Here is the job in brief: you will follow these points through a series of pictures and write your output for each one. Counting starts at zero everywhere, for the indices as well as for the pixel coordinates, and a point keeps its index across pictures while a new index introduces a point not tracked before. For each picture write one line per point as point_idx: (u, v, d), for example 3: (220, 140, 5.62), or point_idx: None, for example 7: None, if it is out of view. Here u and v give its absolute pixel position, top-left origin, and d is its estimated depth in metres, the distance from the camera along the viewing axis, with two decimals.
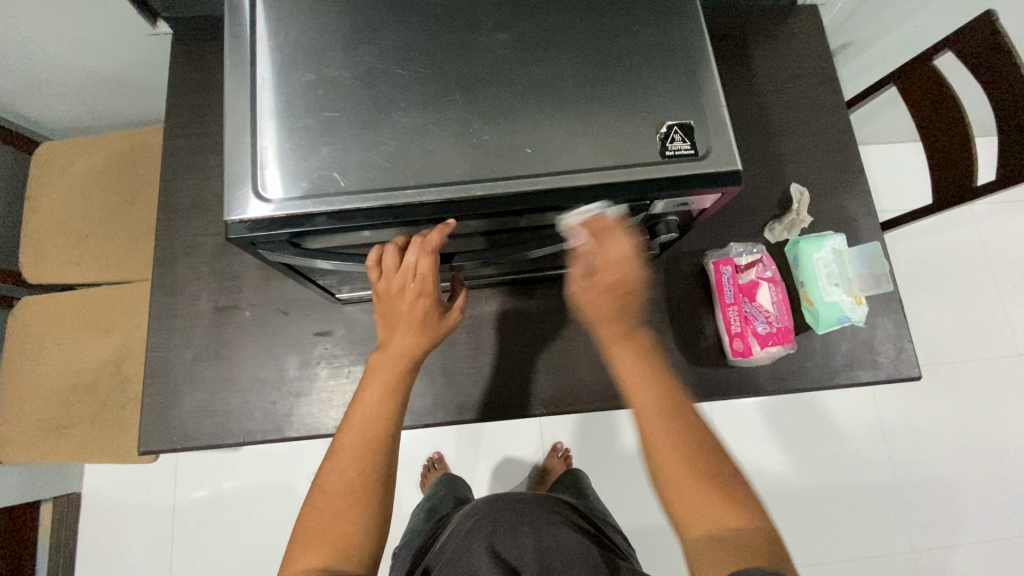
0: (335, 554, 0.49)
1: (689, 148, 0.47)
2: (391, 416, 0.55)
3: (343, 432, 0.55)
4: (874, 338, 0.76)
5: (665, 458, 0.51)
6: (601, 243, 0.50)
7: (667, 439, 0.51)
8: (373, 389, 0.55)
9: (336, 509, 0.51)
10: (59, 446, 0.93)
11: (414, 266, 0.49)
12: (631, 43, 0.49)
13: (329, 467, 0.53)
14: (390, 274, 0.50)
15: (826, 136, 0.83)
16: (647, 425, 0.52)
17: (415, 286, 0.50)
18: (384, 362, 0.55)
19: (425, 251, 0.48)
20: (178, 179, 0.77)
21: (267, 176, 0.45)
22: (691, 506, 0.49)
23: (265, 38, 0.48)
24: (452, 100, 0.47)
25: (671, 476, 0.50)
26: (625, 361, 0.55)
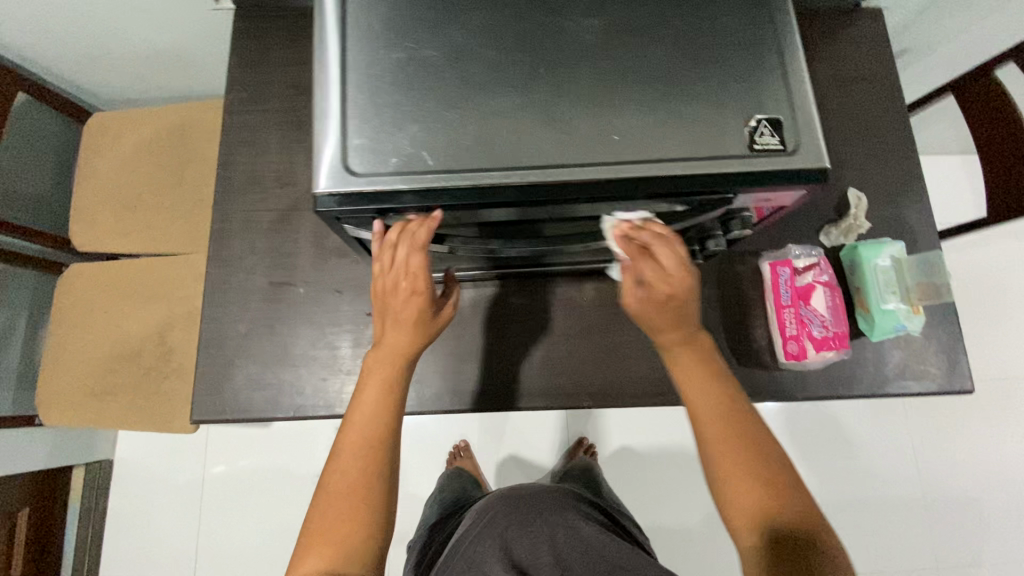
0: (336, 556, 0.50)
1: (778, 143, 0.46)
2: (389, 414, 0.56)
3: (345, 431, 0.55)
4: (929, 349, 0.75)
5: (724, 457, 0.50)
6: (655, 255, 0.49)
7: (725, 438, 0.51)
8: (372, 387, 0.56)
9: (337, 510, 0.51)
10: (100, 412, 0.95)
11: (405, 263, 0.50)
12: (720, 35, 0.49)
13: (332, 467, 0.53)
14: (386, 272, 0.52)
15: (887, 141, 0.82)
16: (706, 423, 0.52)
17: (408, 283, 0.51)
18: (380, 361, 0.56)
19: (414, 248, 0.49)
20: (236, 153, 0.78)
21: (355, 150, 0.45)
22: (745, 504, 0.49)
23: (353, 12, 0.48)
24: (540, 83, 0.46)
25: (728, 474, 0.50)
26: (682, 364, 0.54)
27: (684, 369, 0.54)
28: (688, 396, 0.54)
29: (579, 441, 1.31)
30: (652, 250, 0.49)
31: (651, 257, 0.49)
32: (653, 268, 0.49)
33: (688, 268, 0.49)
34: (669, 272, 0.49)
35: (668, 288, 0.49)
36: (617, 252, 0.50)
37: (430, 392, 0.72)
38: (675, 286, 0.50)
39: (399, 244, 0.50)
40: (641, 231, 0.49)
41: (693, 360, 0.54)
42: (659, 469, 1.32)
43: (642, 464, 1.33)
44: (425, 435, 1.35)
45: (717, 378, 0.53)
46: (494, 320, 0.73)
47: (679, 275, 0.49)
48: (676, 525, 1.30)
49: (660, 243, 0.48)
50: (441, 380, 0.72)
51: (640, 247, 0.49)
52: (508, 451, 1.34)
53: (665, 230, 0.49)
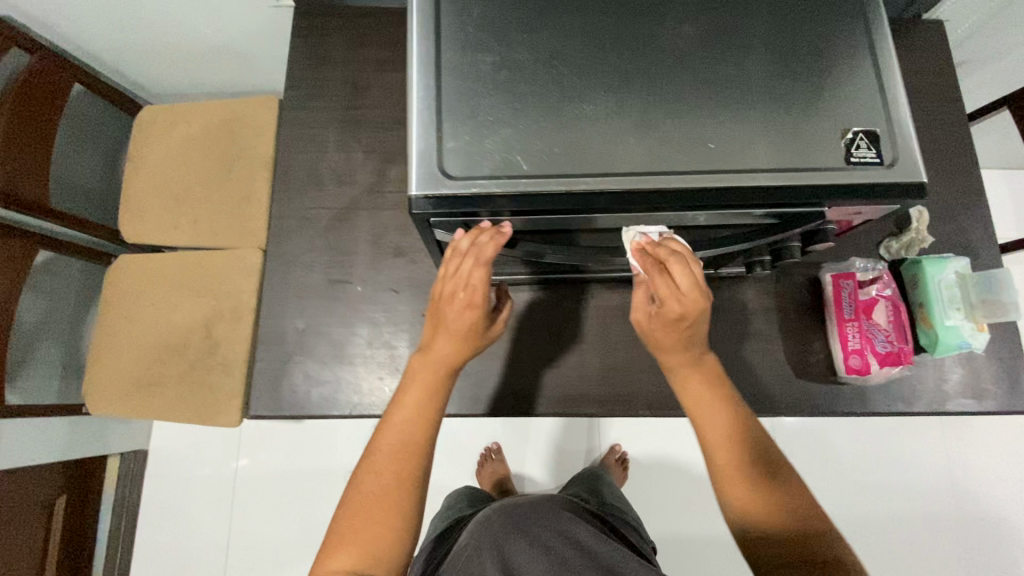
0: (365, 558, 0.49)
1: (875, 156, 0.46)
2: (430, 420, 0.54)
3: (382, 432, 0.53)
4: (991, 368, 0.74)
5: (733, 473, 0.48)
6: (669, 271, 0.45)
7: (733, 454, 0.48)
8: (414, 393, 0.54)
9: (369, 513, 0.50)
10: (146, 402, 0.96)
11: (467, 276, 0.48)
12: (816, 45, 0.48)
13: (364, 467, 0.52)
14: (445, 278, 0.49)
15: (951, 155, 0.80)
16: (715, 442, 0.49)
17: (466, 296, 0.49)
18: (424, 367, 0.54)
19: (479, 263, 0.46)
20: (295, 151, 0.78)
21: (448, 152, 0.45)
22: (757, 523, 0.46)
23: (446, 14, 0.48)
24: (635, 90, 0.46)
25: (739, 497, 0.47)
26: (692, 383, 0.51)
27: (692, 390, 0.51)
28: (693, 418, 0.51)
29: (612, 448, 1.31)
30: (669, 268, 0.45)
31: (665, 275, 0.45)
32: (667, 287, 0.45)
33: (703, 286, 0.45)
34: (683, 292, 0.45)
35: (679, 307, 0.45)
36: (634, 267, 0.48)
37: (487, 394, 0.72)
38: (688, 307, 0.45)
39: (466, 255, 0.47)
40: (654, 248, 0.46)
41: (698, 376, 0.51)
42: (689, 478, 1.32)
43: (672, 473, 1.32)
44: (454, 435, 1.35)
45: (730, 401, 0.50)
46: (550, 325, 0.73)
47: (693, 297, 0.44)
48: (705, 535, 1.29)
49: (679, 262, 0.45)
50: (498, 383, 0.72)
51: (654, 262, 0.46)
52: (537, 454, 1.33)
53: (680, 250, 0.45)
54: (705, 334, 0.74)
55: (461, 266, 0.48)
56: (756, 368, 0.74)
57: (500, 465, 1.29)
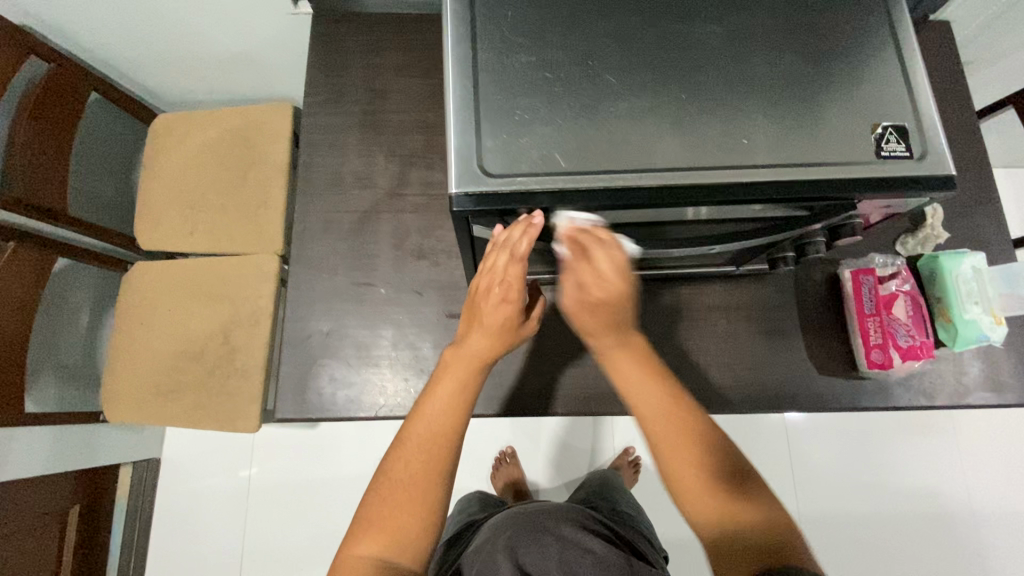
0: (391, 545, 0.50)
1: (905, 150, 0.47)
2: (463, 413, 0.54)
3: (413, 422, 0.54)
4: (1009, 361, 0.75)
5: (678, 464, 0.50)
6: (590, 259, 0.47)
7: (678, 445, 0.50)
8: (448, 384, 0.54)
9: (396, 501, 0.51)
10: (162, 410, 0.95)
11: (504, 271, 0.50)
12: (843, 42, 0.49)
13: (395, 455, 0.53)
14: (483, 272, 0.52)
15: (963, 153, 0.82)
16: (650, 419, 0.51)
17: (501, 290, 0.51)
18: (457, 360, 0.55)
19: (515, 260, 0.48)
20: (317, 156, 0.79)
21: (487, 151, 0.45)
22: (700, 505, 0.49)
23: (480, 16, 0.49)
24: (669, 87, 0.47)
25: (680, 476, 0.50)
26: (623, 371, 0.53)
27: (622, 368, 0.53)
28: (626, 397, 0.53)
29: (627, 450, 1.31)
30: (592, 253, 0.47)
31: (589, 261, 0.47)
32: (590, 274, 0.47)
33: (625, 269, 0.47)
34: (606, 277, 0.47)
35: (603, 292, 0.48)
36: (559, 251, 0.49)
37: (513, 393, 0.72)
38: (611, 292, 0.48)
39: (500, 251, 0.49)
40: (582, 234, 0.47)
41: (633, 369, 0.53)
42: None
43: None
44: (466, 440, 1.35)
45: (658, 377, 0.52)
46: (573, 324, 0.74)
47: (614, 282, 0.47)
48: None
49: (600, 248, 0.47)
50: (523, 382, 0.72)
51: (578, 249, 0.47)
52: (549, 457, 1.33)
53: (602, 237, 0.47)
54: (727, 331, 0.75)
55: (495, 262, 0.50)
56: (779, 364, 0.74)
57: (514, 469, 1.28)
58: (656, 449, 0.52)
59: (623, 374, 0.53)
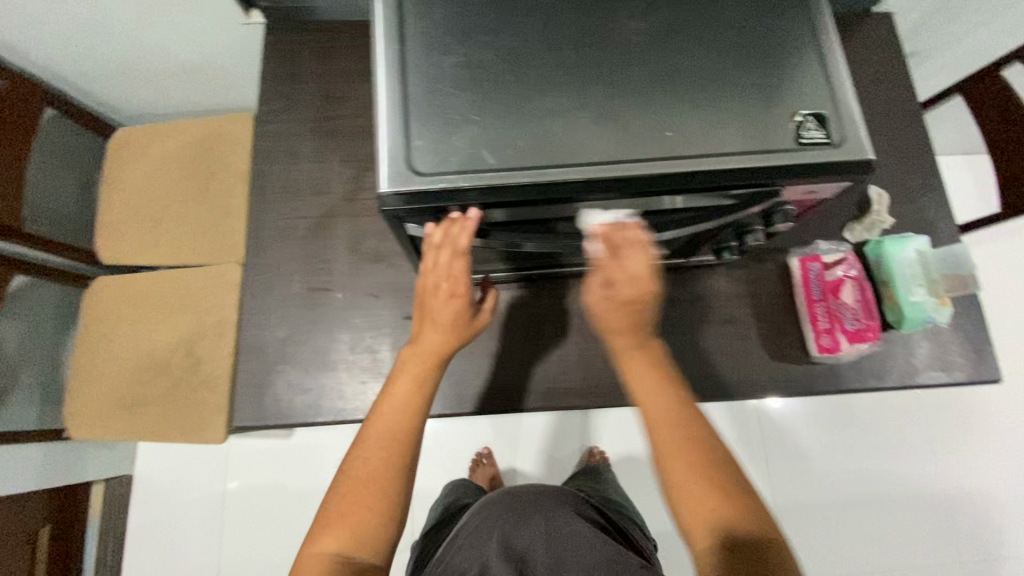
0: (351, 541, 0.49)
1: (824, 136, 0.48)
2: (419, 409, 0.55)
3: (372, 421, 0.54)
4: (956, 340, 0.76)
5: (677, 467, 0.50)
6: (620, 257, 0.49)
7: (679, 450, 0.51)
8: (405, 381, 0.55)
9: (358, 496, 0.50)
10: (128, 424, 0.95)
11: (447, 267, 0.50)
12: (763, 35, 0.50)
13: (354, 454, 0.53)
14: (427, 271, 0.52)
15: (906, 140, 0.84)
16: (657, 420, 0.52)
17: (449, 285, 0.52)
18: (412, 358, 0.55)
19: (457, 256, 0.49)
20: (271, 163, 0.79)
21: (416, 150, 0.46)
22: (700, 511, 0.49)
23: (408, 19, 0.49)
24: (594, 83, 0.48)
25: (680, 483, 0.50)
26: (638, 371, 0.54)
27: (636, 374, 0.54)
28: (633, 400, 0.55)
29: (590, 451, 1.29)
30: (625, 252, 0.49)
31: (620, 260, 0.49)
32: (621, 271, 0.49)
33: (654, 273, 0.50)
34: (636, 277, 0.49)
35: (632, 290, 0.50)
36: (590, 250, 0.51)
37: (471, 392, 0.73)
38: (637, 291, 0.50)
39: (442, 248, 0.49)
40: (617, 235, 0.49)
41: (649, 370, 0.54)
42: None
43: None
44: (443, 443, 1.34)
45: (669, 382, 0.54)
46: (529, 321, 0.75)
47: (647, 282, 0.49)
48: None
49: (634, 249, 0.49)
50: (481, 381, 0.73)
51: (610, 247, 0.49)
52: (527, 456, 1.33)
53: (632, 241, 0.49)
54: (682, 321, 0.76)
55: (438, 260, 0.50)
56: (733, 353, 0.75)
57: (490, 470, 1.28)
58: (658, 454, 0.52)
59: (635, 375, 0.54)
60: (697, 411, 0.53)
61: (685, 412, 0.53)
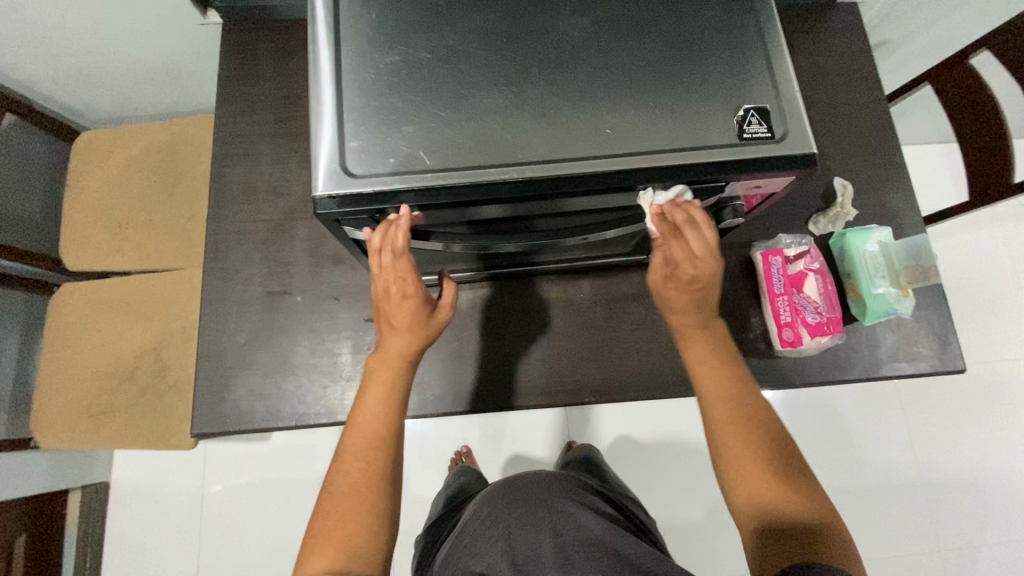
0: (338, 555, 0.49)
1: (767, 131, 0.48)
2: (392, 413, 0.55)
3: (349, 434, 0.54)
4: (919, 331, 0.76)
5: (732, 441, 0.52)
6: (681, 236, 0.49)
7: (733, 427, 0.52)
8: (376, 390, 0.55)
9: (339, 510, 0.51)
10: (98, 432, 0.94)
11: (391, 268, 0.49)
12: (706, 28, 0.50)
13: (335, 469, 0.53)
14: (374, 277, 0.51)
15: (871, 131, 0.83)
16: (716, 399, 0.54)
17: (397, 286, 0.50)
18: (380, 365, 0.55)
19: (394, 253, 0.47)
20: (229, 166, 0.78)
21: (350, 152, 0.45)
22: (754, 489, 0.50)
23: (345, 19, 0.49)
24: (532, 81, 0.47)
25: (735, 462, 0.51)
26: (698, 350, 0.56)
27: (697, 353, 0.56)
28: (694, 378, 0.56)
29: (569, 446, 1.27)
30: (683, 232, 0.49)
31: (682, 240, 0.49)
32: (683, 250, 0.49)
33: (714, 252, 0.50)
34: (698, 256, 0.49)
35: (694, 269, 0.50)
36: (649, 229, 0.51)
37: (432, 394, 0.72)
38: (702, 269, 0.50)
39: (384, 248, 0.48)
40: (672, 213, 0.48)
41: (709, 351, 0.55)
42: (664, 462, 1.31)
43: (648, 461, 1.30)
44: (425, 443, 1.31)
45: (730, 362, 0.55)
46: (491, 320, 0.74)
47: (705, 261, 0.49)
48: (683, 521, 1.28)
49: (693, 227, 0.48)
50: (442, 382, 0.72)
51: (669, 226, 0.49)
52: (511, 457, 1.30)
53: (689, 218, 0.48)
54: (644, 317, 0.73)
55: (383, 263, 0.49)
56: None
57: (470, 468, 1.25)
58: (714, 433, 0.53)
59: (696, 355, 0.56)
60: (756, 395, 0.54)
61: (742, 394, 0.54)
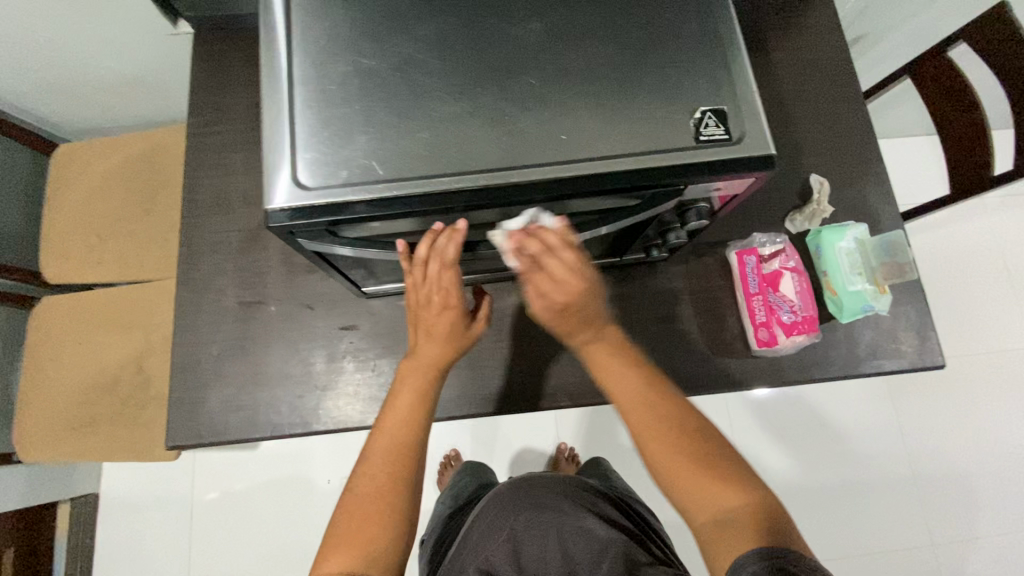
0: (360, 560, 0.49)
1: (724, 133, 0.47)
2: (420, 421, 0.55)
3: (375, 437, 0.54)
4: (898, 327, 0.76)
5: (663, 449, 0.52)
6: (544, 263, 0.47)
7: (661, 436, 0.52)
8: (406, 396, 0.55)
9: (364, 515, 0.51)
10: (81, 445, 0.94)
11: (437, 279, 0.50)
12: (664, 30, 0.49)
13: (360, 471, 0.53)
14: (415, 287, 0.52)
15: (849, 125, 0.82)
16: (634, 410, 0.53)
17: (441, 298, 0.51)
18: (412, 371, 0.55)
19: (446, 267, 0.49)
20: (200, 176, 0.78)
21: (305, 166, 0.45)
22: (695, 495, 0.50)
23: (299, 32, 0.49)
24: (486, 88, 0.47)
25: (674, 469, 0.51)
26: (601, 362, 0.54)
27: (602, 366, 0.54)
28: (607, 391, 0.55)
29: (559, 447, 1.27)
30: (544, 260, 0.47)
31: (545, 270, 0.48)
32: (547, 281, 0.48)
33: (582, 269, 0.48)
34: (563, 281, 0.48)
35: (563, 294, 0.48)
36: (511, 264, 0.49)
37: None
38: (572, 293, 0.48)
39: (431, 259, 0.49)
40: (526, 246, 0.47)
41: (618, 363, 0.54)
42: None
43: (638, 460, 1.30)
44: None
45: (634, 366, 0.54)
46: None
47: (572, 281, 0.48)
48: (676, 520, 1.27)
49: (553, 253, 0.47)
50: None
51: (530, 256, 0.47)
52: (502, 459, 1.29)
53: (548, 244, 0.47)
54: None
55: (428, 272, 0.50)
56: (672, 350, 0.74)
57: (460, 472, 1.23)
58: (643, 445, 0.53)
59: (603, 367, 0.54)
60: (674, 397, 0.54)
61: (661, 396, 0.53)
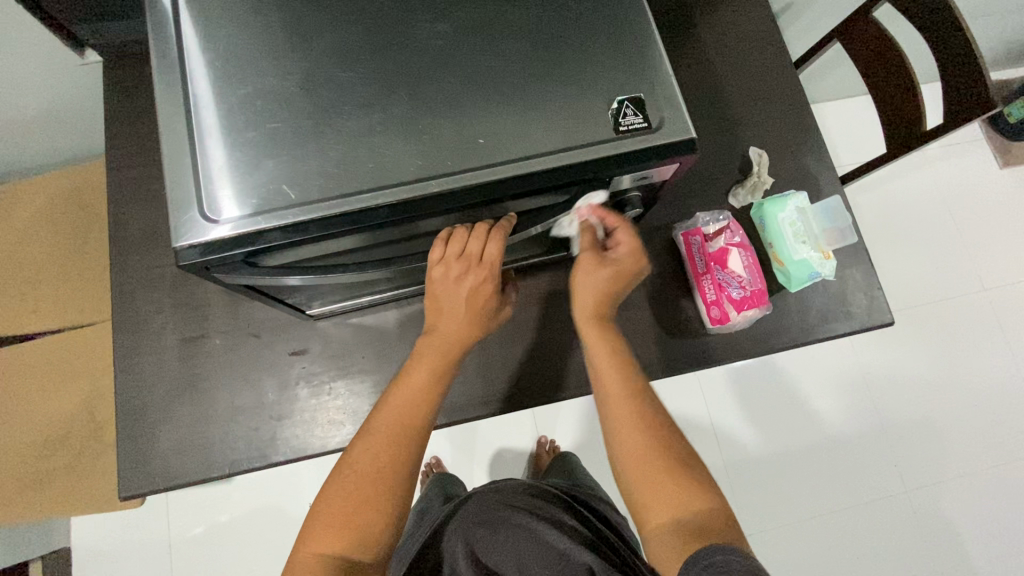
0: (352, 542, 0.49)
1: (642, 121, 0.47)
2: (432, 402, 0.54)
3: (382, 410, 0.53)
4: (846, 290, 0.77)
5: (630, 445, 0.53)
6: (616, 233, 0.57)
7: (635, 430, 0.54)
8: (423, 373, 0.54)
9: (363, 495, 0.50)
10: (36, 501, 0.93)
11: (481, 252, 0.49)
12: (573, 21, 0.48)
13: (361, 447, 0.52)
14: (450, 260, 0.50)
15: (780, 95, 0.82)
16: (612, 393, 0.56)
17: (478, 272, 0.50)
18: (432, 348, 0.54)
19: (496, 240, 0.49)
20: (126, 211, 0.74)
21: (213, 197, 0.43)
22: (653, 488, 0.51)
23: (195, 54, 0.46)
24: (395, 98, 0.45)
25: (635, 458, 0.53)
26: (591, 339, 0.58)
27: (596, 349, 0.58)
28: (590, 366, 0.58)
29: (539, 442, 1.28)
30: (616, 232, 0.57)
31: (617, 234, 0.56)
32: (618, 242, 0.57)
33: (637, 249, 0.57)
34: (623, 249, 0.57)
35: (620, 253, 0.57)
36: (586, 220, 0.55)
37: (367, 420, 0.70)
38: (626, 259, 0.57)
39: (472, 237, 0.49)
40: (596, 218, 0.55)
41: (605, 346, 0.58)
42: None
43: None
44: None
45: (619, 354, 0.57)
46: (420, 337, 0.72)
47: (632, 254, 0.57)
48: None
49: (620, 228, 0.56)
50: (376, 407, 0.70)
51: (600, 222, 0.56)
52: (483, 461, 1.28)
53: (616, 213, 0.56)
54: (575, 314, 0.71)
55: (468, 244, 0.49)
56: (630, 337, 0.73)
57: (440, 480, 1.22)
58: (613, 428, 0.55)
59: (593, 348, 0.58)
60: (652, 393, 0.57)
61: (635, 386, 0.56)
